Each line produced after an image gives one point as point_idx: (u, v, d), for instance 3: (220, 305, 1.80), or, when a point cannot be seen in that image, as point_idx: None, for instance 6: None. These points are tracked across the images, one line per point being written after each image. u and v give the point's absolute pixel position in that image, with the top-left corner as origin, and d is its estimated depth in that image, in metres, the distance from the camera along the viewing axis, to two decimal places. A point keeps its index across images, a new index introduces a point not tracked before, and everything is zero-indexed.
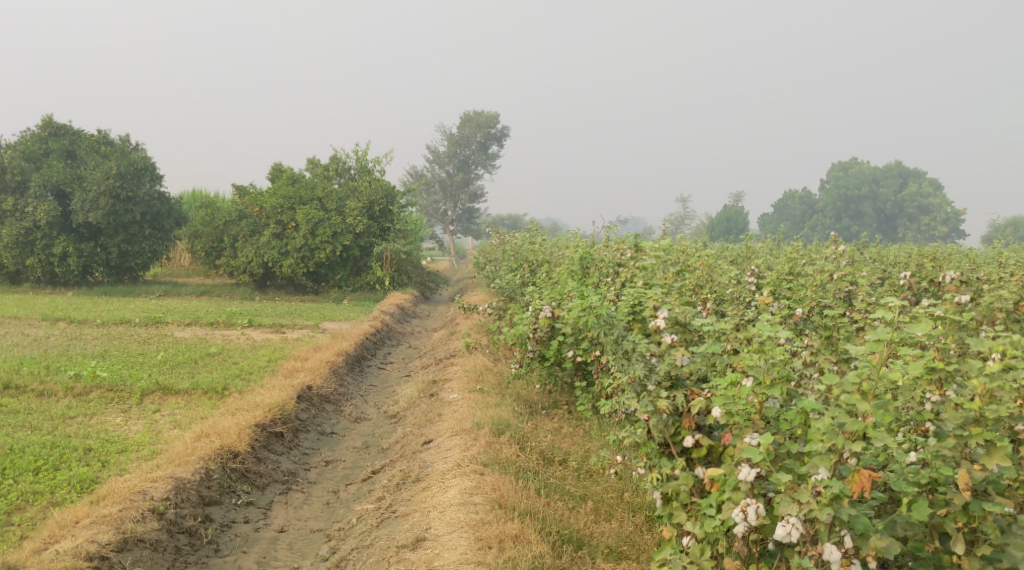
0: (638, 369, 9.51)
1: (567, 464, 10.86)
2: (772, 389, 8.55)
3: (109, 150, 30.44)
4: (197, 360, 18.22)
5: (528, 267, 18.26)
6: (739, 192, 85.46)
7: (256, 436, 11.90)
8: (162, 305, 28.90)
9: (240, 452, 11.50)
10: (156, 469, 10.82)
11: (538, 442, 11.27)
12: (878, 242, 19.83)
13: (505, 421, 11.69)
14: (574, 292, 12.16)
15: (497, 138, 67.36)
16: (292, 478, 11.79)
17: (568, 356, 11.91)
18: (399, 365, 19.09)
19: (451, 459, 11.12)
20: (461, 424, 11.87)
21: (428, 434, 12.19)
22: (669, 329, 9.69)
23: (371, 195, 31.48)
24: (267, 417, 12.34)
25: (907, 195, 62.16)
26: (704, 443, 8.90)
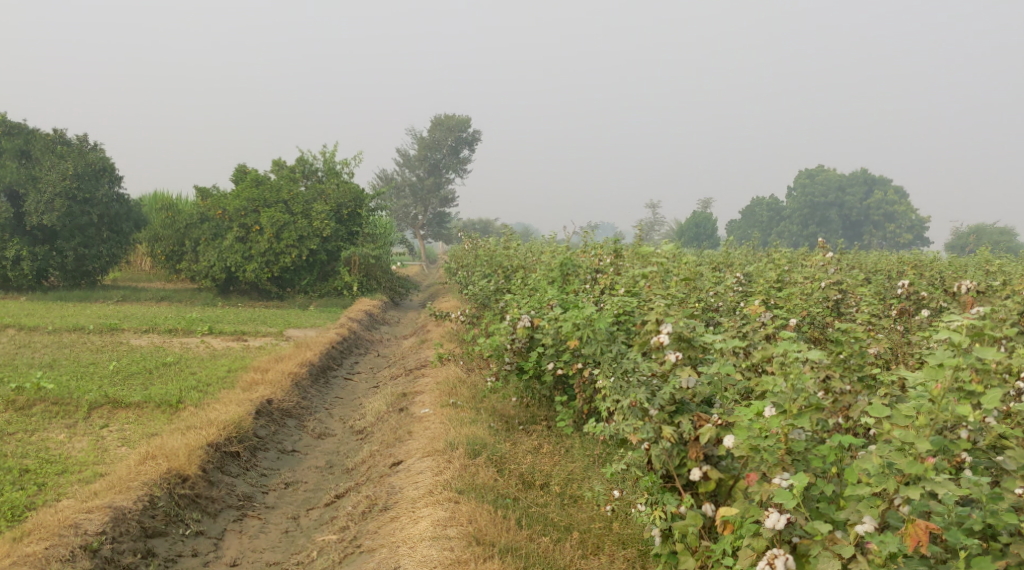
0: (639, 393, 9.17)
1: (549, 489, 10.20)
2: (801, 419, 8.43)
3: (65, 150, 29.31)
4: (152, 370, 17.35)
5: (502, 273, 17.56)
6: (707, 198, 85.05)
7: (208, 457, 11.04)
8: (119, 311, 27.84)
9: (189, 477, 10.64)
10: (93, 498, 9.95)
11: (518, 464, 10.57)
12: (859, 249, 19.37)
13: (481, 440, 10.93)
14: (553, 300, 11.43)
15: (467, 141, 66.53)
16: (248, 502, 10.95)
17: (549, 370, 11.19)
18: (367, 375, 18.26)
19: (423, 484, 10.38)
20: (434, 444, 11.09)
21: (397, 453, 11.41)
22: (672, 346, 9.22)
23: (339, 199, 30.62)
24: (221, 435, 11.48)
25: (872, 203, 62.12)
26: (712, 477, 8.79)
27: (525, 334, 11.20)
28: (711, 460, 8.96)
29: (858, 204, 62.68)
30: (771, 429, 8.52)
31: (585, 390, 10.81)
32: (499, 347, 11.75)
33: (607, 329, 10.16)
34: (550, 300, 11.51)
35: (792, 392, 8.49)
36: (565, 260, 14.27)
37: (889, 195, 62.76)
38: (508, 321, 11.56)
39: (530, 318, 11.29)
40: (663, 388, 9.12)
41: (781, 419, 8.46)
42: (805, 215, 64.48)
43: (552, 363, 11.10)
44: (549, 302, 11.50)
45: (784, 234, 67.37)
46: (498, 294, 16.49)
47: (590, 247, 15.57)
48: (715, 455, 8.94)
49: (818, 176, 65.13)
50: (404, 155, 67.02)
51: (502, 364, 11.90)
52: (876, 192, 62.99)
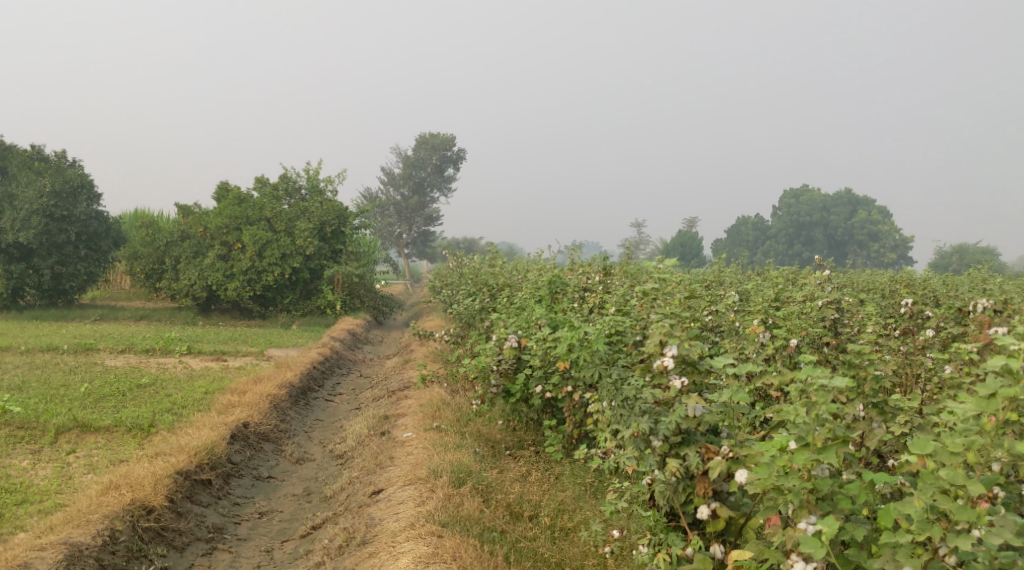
0: (643, 424, 8.67)
1: (539, 520, 9.75)
2: (827, 453, 7.93)
3: (43, 166, 28.75)
4: (126, 392, 16.81)
5: (487, 291, 17.07)
6: (693, 216, 84.83)
7: (175, 486, 10.49)
8: (97, 330, 27.25)
9: (155, 508, 10.09)
10: (49, 533, 9.38)
11: (505, 493, 10.11)
12: (853, 268, 18.96)
13: (465, 467, 10.44)
14: (541, 321, 11.01)
15: (453, 160, 66.22)
16: (219, 534, 10.41)
17: (537, 393, 10.71)
18: (349, 397, 17.72)
19: (404, 516, 9.89)
20: (415, 472, 10.61)
21: (377, 481, 10.91)
22: (676, 369, 8.88)
23: (322, 216, 30.08)
24: (192, 462, 10.95)
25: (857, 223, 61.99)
26: (722, 514, 8.44)
27: (512, 355, 10.73)
28: (721, 496, 8.56)
29: (842, 224, 62.53)
30: (793, 466, 8.05)
31: (575, 415, 10.32)
32: (485, 370, 11.25)
33: (601, 351, 9.74)
34: (538, 321, 11.08)
35: (815, 424, 7.99)
36: (553, 279, 13.82)
37: (873, 215, 62.64)
38: (494, 342, 11.11)
39: (517, 339, 10.86)
40: (667, 418, 8.62)
41: (807, 454, 7.97)
42: (789, 235, 64.29)
43: (539, 386, 10.64)
44: (537, 322, 11.07)
45: (769, 253, 67.12)
46: (483, 314, 16.01)
47: (580, 266, 15.12)
48: (725, 491, 8.54)
49: (803, 196, 65.03)
50: (389, 173, 66.65)
51: (487, 387, 11.36)
52: (861, 212, 62.86)
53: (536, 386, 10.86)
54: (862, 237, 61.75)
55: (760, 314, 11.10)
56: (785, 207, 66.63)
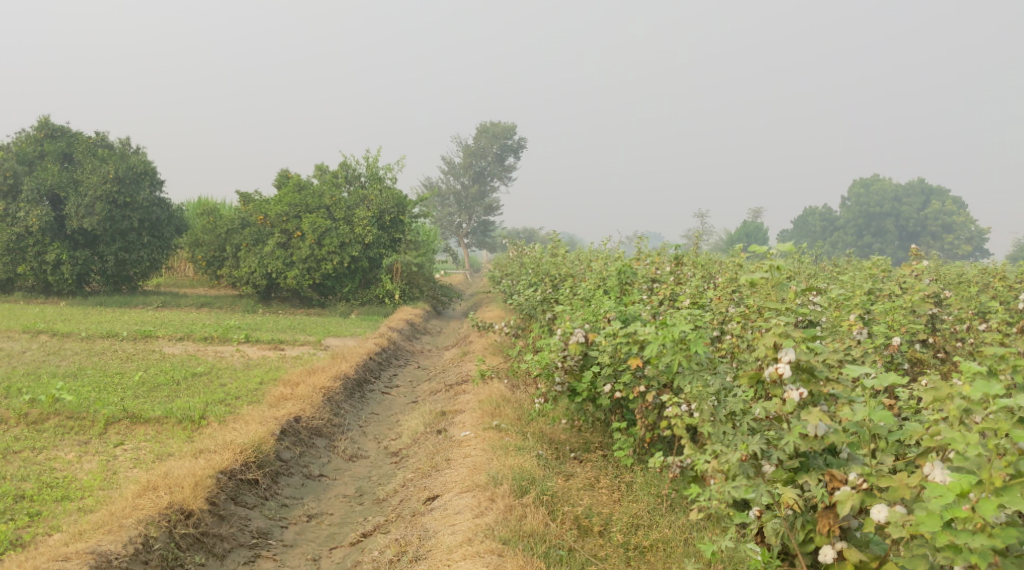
0: (754, 444, 8.35)
1: (610, 536, 9.05)
2: (1012, 496, 7.44)
3: (107, 153, 28.64)
4: (180, 382, 16.41)
5: (550, 281, 16.36)
6: (758, 207, 83.06)
7: (217, 487, 9.96)
8: (157, 317, 27.09)
9: (193, 512, 9.55)
10: (79, 539, 8.89)
11: (574, 505, 9.39)
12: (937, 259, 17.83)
13: (528, 473, 9.73)
14: (609, 314, 10.29)
15: (513, 149, 65.48)
16: (263, 540, 9.87)
17: (606, 393, 9.92)
18: (406, 391, 17.11)
19: (461, 529, 9.24)
20: (474, 478, 9.94)
21: (432, 487, 10.27)
22: (794, 379, 8.17)
23: (381, 204, 29.55)
24: (237, 460, 10.41)
25: (929, 214, 59.94)
26: (852, 556, 7.97)
27: (580, 348, 9.91)
28: (847, 534, 8.10)
29: (914, 215, 60.51)
30: (971, 514, 7.50)
31: (650, 416, 9.58)
32: (549, 366, 10.37)
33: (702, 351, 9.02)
34: (605, 315, 10.37)
35: (987, 462, 7.63)
36: (623, 268, 13.11)
37: (946, 206, 60.48)
38: (558, 335, 10.27)
39: (585, 334, 10.05)
40: (785, 438, 8.14)
41: (991, 501, 7.45)
42: (859, 226, 62.38)
43: (608, 384, 9.85)
44: (605, 315, 10.35)
45: (837, 245, 65.22)
46: (544, 306, 15.24)
47: (646, 256, 14.26)
48: (852, 528, 8.07)
49: (873, 187, 63.01)
50: (451, 162, 66.04)
51: (552, 386, 10.50)
52: (934, 203, 60.74)
53: (604, 385, 10.03)
54: (935, 229, 59.65)
55: (857, 308, 10.25)
56: (854, 197, 64.66)
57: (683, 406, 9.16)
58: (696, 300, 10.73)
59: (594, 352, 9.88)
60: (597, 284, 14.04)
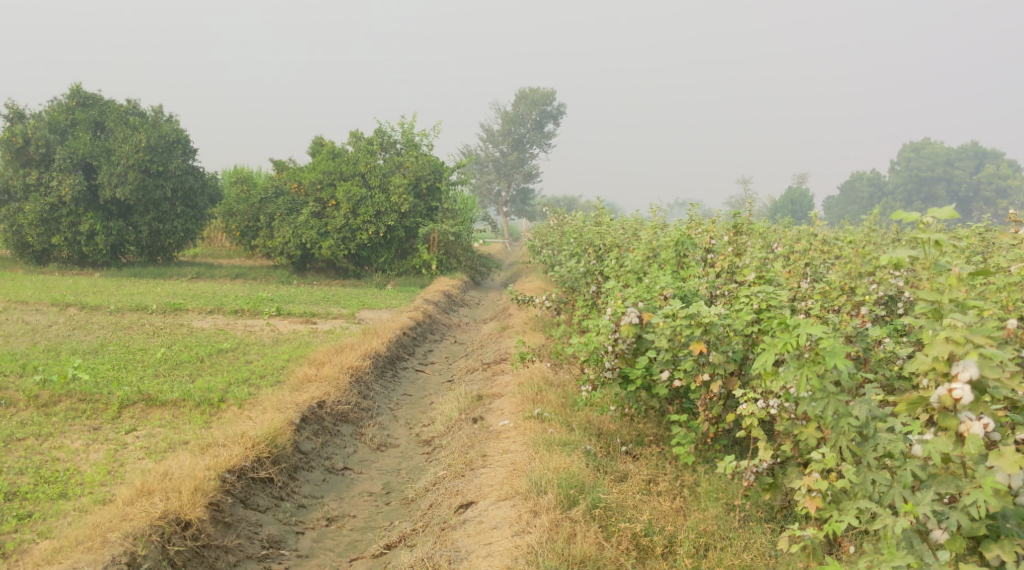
0: (927, 500, 7.55)
1: (672, 556, 8.20)
2: None
3: (139, 121, 27.72)
4: (204, 359, 15.53)
5: (595, 252, 15.23)
6: (803, 172, 80.88)
7: (220, 491, 9.10)
8: (190, 289, 26.34)
9: (191, 521, 8.70)
10: (56, 557, 8.08)
11: (629, 517, 8.50)
12: None
13: (576, 479, 8.86)
14: (667, 293, 9.21)
15: (553, 115, 64.02)
16: (275, 550, 9.08)
17: (664, 382, 8.90)
18: (441, 368, 16.14)
19: (500, 548, 8.44)
20: (512, 483, 9.11)
21: (465, 491, 9.43)
22: (970, 410, 7.42)
23: (417, 171, 28.49)
24: (249, 458, 9.56)
25: (983, 178, 57.76)
26: None
27: (634, 331, 8.89)
28: None
29: (968, 178, 58.38)
30: None
31: (714, 409, 8.68)
32: (598, 351, 9.25)
33: (840, 369, 7.94)
34: (661, 293, 9.30)
35: None
36: (680, 239, 12.03)
37: (1001, 170, 58.18)
38: (607, 314, 9.14)
39: (640, 314, 8.99)
40: (974, 492, 7.38)
41: None
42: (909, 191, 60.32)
43: (666, 372, 8.82)
44: (660, 293, 9.26)
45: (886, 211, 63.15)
46: (588, 278, 14.17)
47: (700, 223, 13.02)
48: None
49: (925, 150, 60.81)
50: (489, 129, 64.76)
51: (600, 372, 9.39)
52: (988, 166, 58.53)
53: (661, 372, 8.99)
54: (989, 194, 57.47)
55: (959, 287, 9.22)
56: (903, 162, 62.47)
57: (761, 404, 8.36)
58: (760, 274, 9.70)
59: (652, 336, 8.82)
60: (645, 259, 12.96)
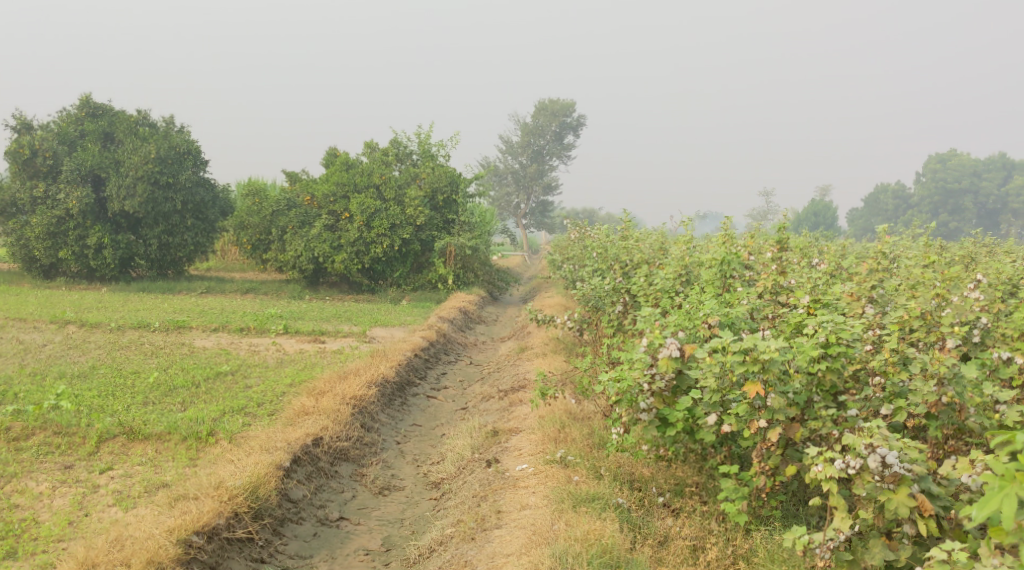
0: None
1: None
2: None
3: (149, 132, 26.76)
4: (199, 384, 14.20)
5: (621, 269, 13.99)
6: (825, 184, 79.49)
7: (184, 558, 8.25)
8: (198, 305, 25.24)
9: None
10: None
11: None
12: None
13: (613, 557, 7.96)
14: (711, 321, 8.22)
15: (574, 127, 62.88)
16: None
17: (710, 429, 7.86)
18: (454, 394, 14.91)
19: None
20: (532, 555, 8.13)
21: (476, 561, 8.47)
22: None
23: (433, 183, 27.46)
24: (223, 515, 8.72)
25: (1012, 189, 56.24)
26: None
27: (674, 365, 7.95)
28: None
29: (995, 190, 56.74)
30: None
31: (771, 460, 7.73)
32: (632, 390, 8.16)
33: None
34: (703, 320, 8.34)
35: None
36: (727, 256, 10.78)
37: None
38: (640, 346, 8.10)
39: (680, 346, 8.00)
40: None
41: None
42: (935, 203, 58.71)
43: (713, 416, 7.78)
44: (703, 320, 8.30)
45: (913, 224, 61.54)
46: (613, 298, 13.06)
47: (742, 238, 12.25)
48: None
49: (951, 162, 59.22)
50: (508, 142, 63.68)
51: (633, 414, 8.27)
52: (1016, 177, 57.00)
53: (706, 416, 7.94)
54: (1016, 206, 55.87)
55: None
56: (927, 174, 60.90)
57: (839, 464, 7.33)
58: (816, 296, 8.63)
59: (696, 373, 7.81)
60: (677, 278, 11.75)
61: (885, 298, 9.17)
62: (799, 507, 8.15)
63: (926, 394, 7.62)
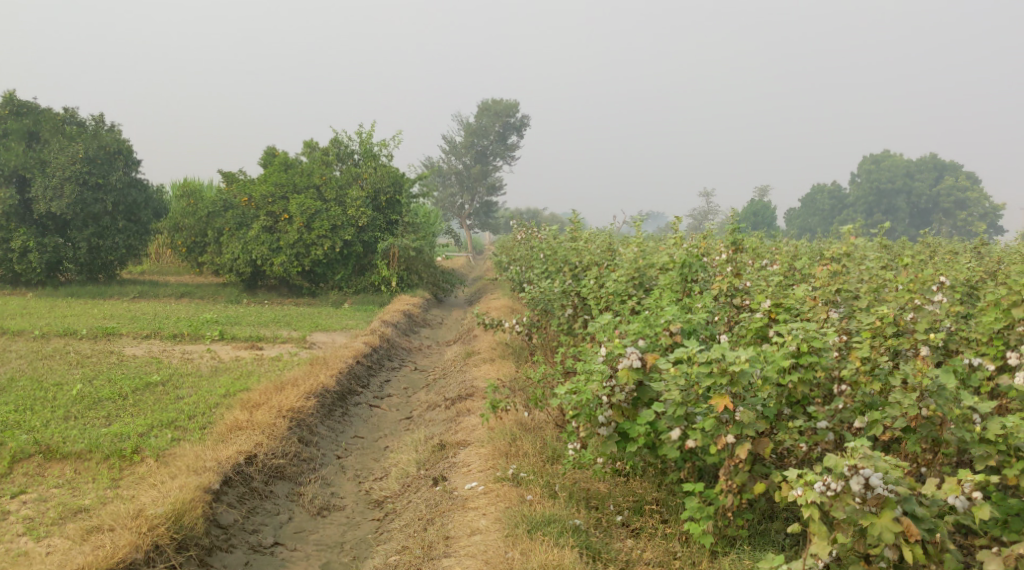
0: None
1: None
2: None
3: (77, 130, 25.63)
4: (127, 396, 13.39)
5: (570, 271, 13.55)
6: (763, 185, 80.10)
7: None
8: (130, 310, 24.17)
9: None
10: None
11: None
12: (1006, 244, 15.11)
13: None
14: (672, 329, 7.99)
15: (517, 127, 62.44)
16: None
17: (673, 445, 7.62)
18: (398, 403, 14.33)
19: None
20: None
21: None
22: None
23: (376, 183, 26.76)
24: (138, 548, 8.10)
25: (943, 189, 57.07)
26: None
27: (636, 376, 7.69)
28: None
29: (928, 190, 57.52)
30: None
31: (739, 477, 7.48)
32: (591, 403, 7.94)
33: None
34: (664, 327, 8.15)
35: None
36: (688, 260, 10.28)
37: (959, 182, 57.34)
38: (600, 357, 7.92)
39: (641, 356, 7.81)
40: None
41: None
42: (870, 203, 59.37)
43: (677, 431, 7.59)
44: (665, 327, 8.12)
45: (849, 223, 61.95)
46: (564, 300, 12.60)
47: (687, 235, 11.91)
48: None
49: (884, 162, 59.81)
50: (451, 142, 63.03)
51: (592, 429, 8.05)
52: (948, 177, 57.85)
53: (669, 430, 7.69)
54: (947, 206, 56.65)
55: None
56: (862, 174, 61.34)
57: (819, 487, 7.27)
58: (777, 301, 8.45)
59: (659, 386, 7.55)
60: (628, 281, 11.26)
61: (847, 301, 9.05)
62: (765, 524, 8.00)
63: (907, 406, 7.54)
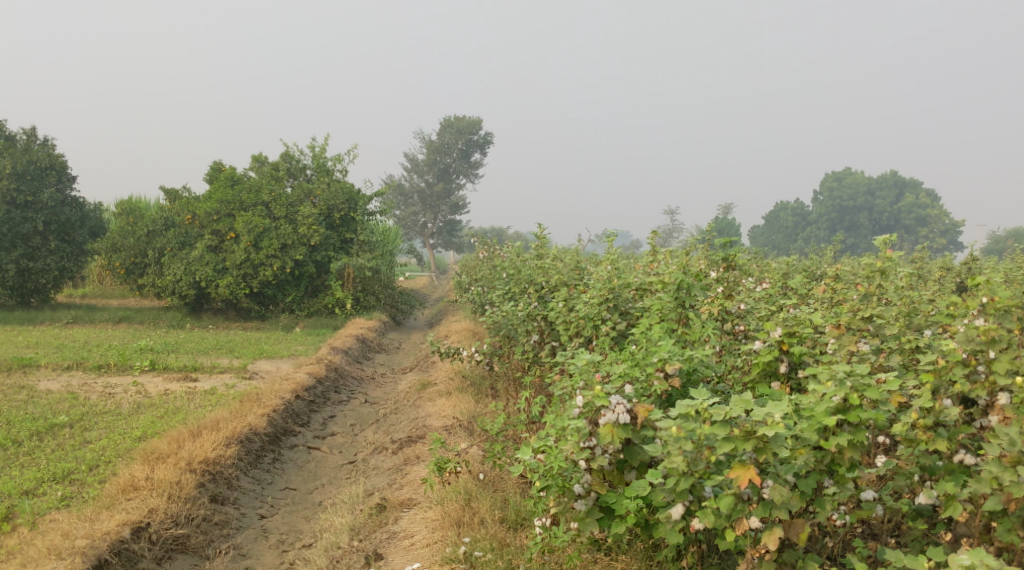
0: None
1: None
2: None
3: (4, 144, 23.63)
4: (23, 442, 11.54)
5: (535, 292, 11.96)
6: (728, 205, 79.16)
7: None
8: (59, 337, 22.18)
9: None
10: None
11: None
12: (1009, 262, 13.70)
13: None
14: (668, 370, 7.03)
15: (480, 145, 60.88)
16: None
17: (670, 525, 6.64)
18: (341, 443, 12.58)
19: None
20: None
21: None
22: None
23: (330, 200, 25.04)
24: None
25: (904, 206, 56.06)
26: None
27: (621, 435, 6.74)
28: None
29: (888, 207, 56.45)
30: None
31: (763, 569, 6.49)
32: (564, 472, 6.99)
33: None
34: (658, 368, 7.13)
35: None
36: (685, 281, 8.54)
37: (919, 198, 56.51)
38: (576, 411, 6.93)
39: (629, 408, 6.81)
40: None
41: None
42: (831, 220, 58.45)
43: (678, 508, 6.55)
44: (657, 368, 7.12)
45: (809, 241, 60.59)
46: (528, 325, 11.02)
47: (663, 253, 10.37)
48: None
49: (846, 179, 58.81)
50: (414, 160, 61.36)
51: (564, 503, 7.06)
52: (908, 195, 56.78)
53: (663, 501, 6.69)
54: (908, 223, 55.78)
55: None
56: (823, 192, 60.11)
57: None
58: (789, 329, 7.13)
59: (655, 449, 6.58)
60: (601, 304, 9.66)
61: (881, 325, 7.66)
62: None
63: (1010, 485, 6.48)
